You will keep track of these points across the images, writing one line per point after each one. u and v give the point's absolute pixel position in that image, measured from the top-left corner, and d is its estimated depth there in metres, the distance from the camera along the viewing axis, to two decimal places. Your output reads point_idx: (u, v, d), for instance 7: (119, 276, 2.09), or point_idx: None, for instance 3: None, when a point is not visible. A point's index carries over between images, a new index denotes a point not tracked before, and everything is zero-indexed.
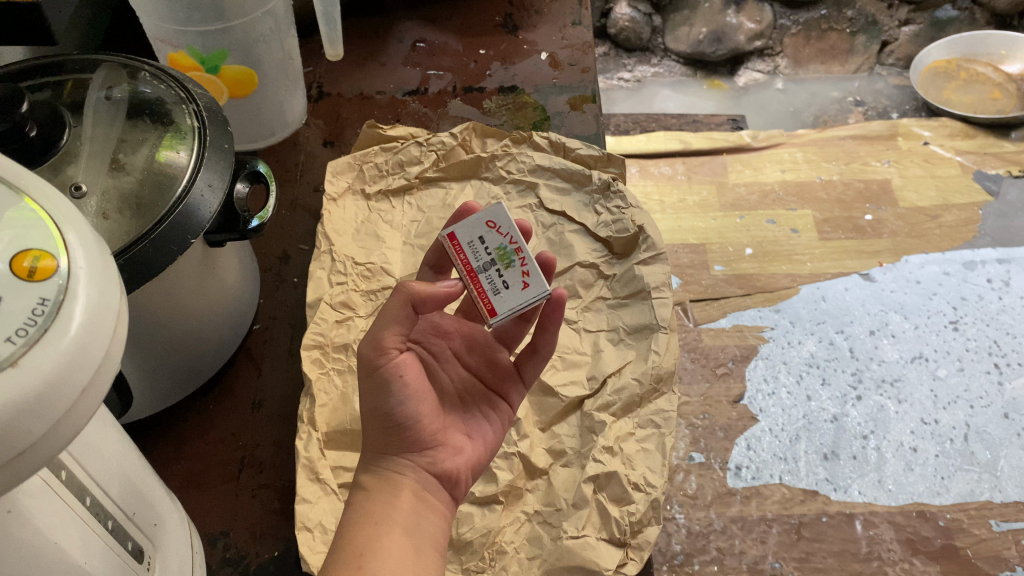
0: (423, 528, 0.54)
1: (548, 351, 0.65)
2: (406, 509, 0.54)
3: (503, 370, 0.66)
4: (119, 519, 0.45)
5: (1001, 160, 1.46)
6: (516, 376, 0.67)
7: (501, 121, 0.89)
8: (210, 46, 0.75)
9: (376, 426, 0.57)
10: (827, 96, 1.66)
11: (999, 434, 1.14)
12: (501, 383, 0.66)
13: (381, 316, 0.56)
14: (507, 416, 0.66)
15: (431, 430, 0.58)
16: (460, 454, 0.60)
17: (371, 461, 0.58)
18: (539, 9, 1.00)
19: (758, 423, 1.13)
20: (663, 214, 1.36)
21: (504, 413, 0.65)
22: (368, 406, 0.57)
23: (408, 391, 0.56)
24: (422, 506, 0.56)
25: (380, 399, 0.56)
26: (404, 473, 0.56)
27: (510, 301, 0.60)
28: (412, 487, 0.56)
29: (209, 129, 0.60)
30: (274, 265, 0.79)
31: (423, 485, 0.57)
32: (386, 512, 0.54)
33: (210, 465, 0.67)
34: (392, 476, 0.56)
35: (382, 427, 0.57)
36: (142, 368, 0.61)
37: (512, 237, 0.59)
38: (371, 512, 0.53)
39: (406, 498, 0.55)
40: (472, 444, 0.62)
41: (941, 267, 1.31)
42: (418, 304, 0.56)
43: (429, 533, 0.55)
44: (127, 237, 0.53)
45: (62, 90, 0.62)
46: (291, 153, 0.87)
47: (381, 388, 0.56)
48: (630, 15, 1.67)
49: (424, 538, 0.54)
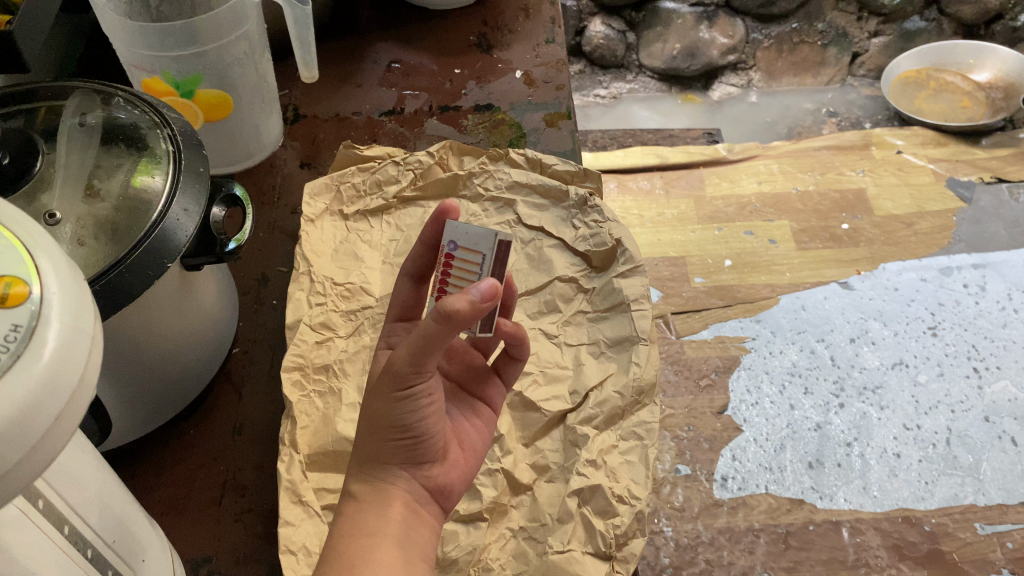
0: (414, 541, 0.54)
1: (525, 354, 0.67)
2: (397, 522, 0.54)
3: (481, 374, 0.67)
4: (99, 547, 0.45)
5: (973, 168, 1.49)
6: (496, 381, 0.67)
7: (478, 139, 0.89)
8: (184, 70, 0.75)
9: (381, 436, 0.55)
10: (801, 108, 1.71)
11: (980, 438, 1.15)
12: (482, 386, 0.67)
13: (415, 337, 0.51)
14: (490, 421, 0.66)
15: (434, 446, 0.57)
16: (453, 466, 0.60)
17: (364, 467, 0.56)
18: (513, 28, 1.01)
19: (742, 433, 1.14)
20: (642, 228, 1.37)
21: (488, 417, 0.66)
22: (374, 416, 0.54)
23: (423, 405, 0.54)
24: (414, 519, 0.55)
25: (391, 413, 0.53)
26: (398, 484, 0.56)
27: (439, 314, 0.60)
28: (405, 499, 0.55)
29: (184, 153, 0.60)
30: (252, 288, 0.79)
31: (415, 497, 0.56)
32: (377, 524, 0.53)
33: (191, 491, 0.66)
34: (387, 488, 0.55)
35: (389, 439, 0.55)
36: (122, 395, 0.61)
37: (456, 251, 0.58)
38: (361, 523, 0.53)
39: (397, 510, 0.54)
40: (464, 455, 0.62)
41: (918, 274, 1.33)
42: (453, 330, 0.49)
43: (419, 546, 0.54)
44: (103, 264, 0.52)
45: (34, 117, 0.61)
46: (268, 175, 0.87)
47: (397, 403, 0.53)
48: (604, 33, 1.68)
49: (415, 551, 0.53)
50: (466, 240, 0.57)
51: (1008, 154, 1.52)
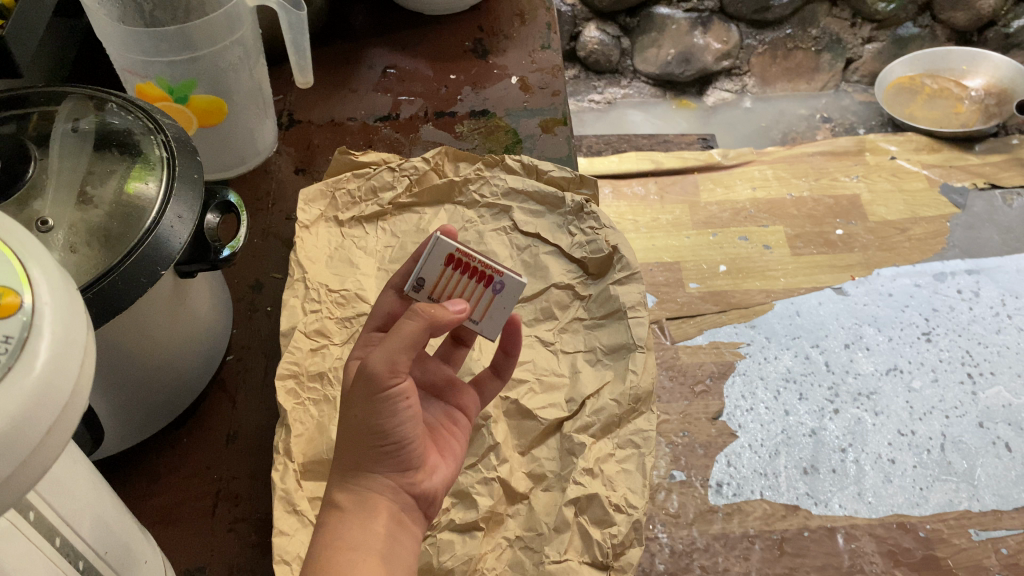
0: (398, 553, 0.54)
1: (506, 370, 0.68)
2: (383, 534, 0.53)
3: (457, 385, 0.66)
4: (90, 559, 0.44)
5: (966, 173, 1.49)
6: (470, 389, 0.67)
7: (474, 145, 0.89)
8: (177, 75, 0.75)
9: (361, 444, 0.54)
10: (794, 113, 1.72)
11: (974, 444, 1.15)
12: (456, 395, 0.66)
13: (392, 340, 0.52)
14: (467, 427, 0.66)
15: (416, 452, 0.56)
16: (435, 472, 0.59)
17: (345, 477, 0.55)
18: (509, 34, 1.01)
19: (737, 439, 1.13)
20: (637, 233, 1.37)
21: (465, 425, 0.65)
22: (354, 423, 0.53)
23: (405, 410, 0.54)
24: (398, 529, 0.55)
25: (372, 419, 0.53)
26: (380, 493, 0.55)
27: (437, 263, 0.60)
28: (388, 508, 0.55)
29: (177, 160, 0.59)
30: (246, 294, 0.78)
31: (399, 506, 0.56)
32: (361, 537, 0.52)
33: (183, 500, 0.65)
34: (369, 497, 0.54)
35: (370, 446, 0.54)
36: (113, 404, 0.60)
37: (493, 290, 0.61)
38: (345, 536, 0.52)
39: (382, 521, 0.54)
40: (445, 463, 0.61)
41: (912, 280, 1.33)
42: (431, 328, 0.53)
43: (403, 558, 0.54)
44: (96, 271, 0.52)
45: (26, 123, 0.61)
46: (262, 181, 0.87)
47: (377, 409, 0.52)
48: (598, 39, 1.68)
49: (399, 564, 0.53)
50: (488, 316, 0.62)
51: (1002, 160, 1.52)
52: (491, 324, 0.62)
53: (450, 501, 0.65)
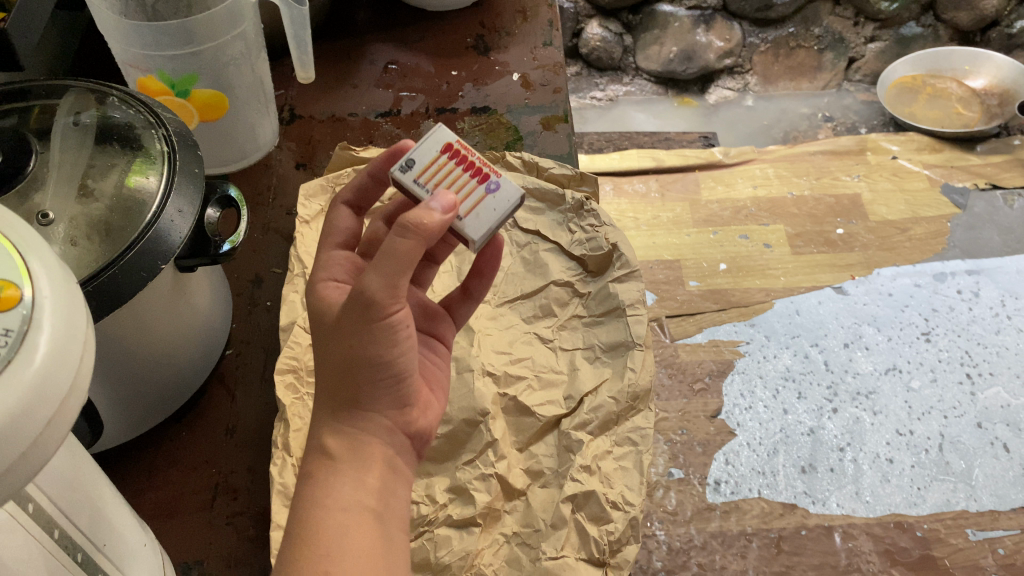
0: (391, 501, 0.54)
1: (479, 293, 0.68)
2: (376, 485, 0.53)
3: (436, 314, 0.67)
4: (89, 551, 0.44)
5: (967, 174, 1.49)
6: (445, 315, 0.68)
7: (475, 142, 0.89)
8: (179, 69, 0.75)
9: (356, 381, 0.52)
10: (796, 112, 1.71)
11: (973, 444, 1.15)
12: (434, 323, 0.67)
13: (386, 260, 0.49)
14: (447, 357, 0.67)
15: (411, 391, 0.55)
16: (426, 412, 0.59)
17: (337, 419, 0.54)
18: (510, 31, 1.01)
19: (736, 437, 1.13)
20: (637, 231, 1.37)
21: (445, 355, 0.66)
22: (350, 356, 0.51)
23: (404, 340, 0.52)
24: (391, 475, 0.54)
25: (368, 351, 0.51)
26: (375, 438, 0.54)
27: (432, 150, 0.58)
28: (383, 454, 0.54)
29: (178, 153, 0.59)
30: (246, 289, 0.79)
31: (393, 450, 0.55)
32: (356, 488, 0.52)
33: (182, 493, 0.66)
34: (363, 442, 0.54)
35: (365, 386, 0.52)
36: (112, 397, 0.61)
37: (489, 189, 0.58)
38: (340, 487, 0.51)
39: (376, 471, 0.53)
40: (434, 400, 0.61)
41: (912, 280, 1.33)
42: (424, 241, 0.50)
43: (396, 508, 0.54)
44: (96, 264, 0.52)
45: (28, 116, 0.61)
46: (262, 176, 0.87)
47: (373, 339, 0.51)
48: (601, 36, 1.69)
49: (392, 514, 0.53)
50: (476, 212, 0.57)
51: (1004, 161, 1.52)
52: (478, 226, 0.57)
53: (447, 496, 0.65)
